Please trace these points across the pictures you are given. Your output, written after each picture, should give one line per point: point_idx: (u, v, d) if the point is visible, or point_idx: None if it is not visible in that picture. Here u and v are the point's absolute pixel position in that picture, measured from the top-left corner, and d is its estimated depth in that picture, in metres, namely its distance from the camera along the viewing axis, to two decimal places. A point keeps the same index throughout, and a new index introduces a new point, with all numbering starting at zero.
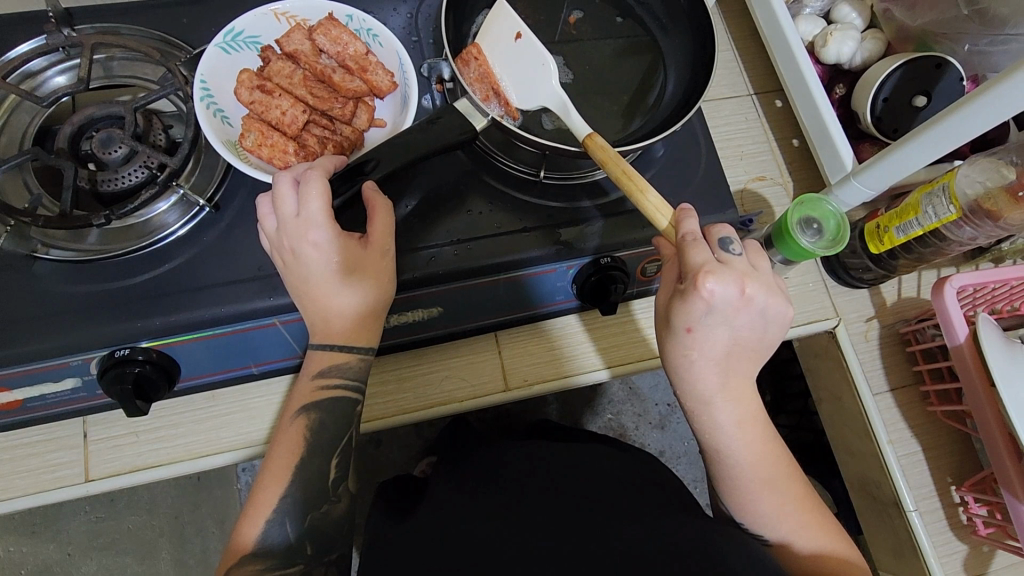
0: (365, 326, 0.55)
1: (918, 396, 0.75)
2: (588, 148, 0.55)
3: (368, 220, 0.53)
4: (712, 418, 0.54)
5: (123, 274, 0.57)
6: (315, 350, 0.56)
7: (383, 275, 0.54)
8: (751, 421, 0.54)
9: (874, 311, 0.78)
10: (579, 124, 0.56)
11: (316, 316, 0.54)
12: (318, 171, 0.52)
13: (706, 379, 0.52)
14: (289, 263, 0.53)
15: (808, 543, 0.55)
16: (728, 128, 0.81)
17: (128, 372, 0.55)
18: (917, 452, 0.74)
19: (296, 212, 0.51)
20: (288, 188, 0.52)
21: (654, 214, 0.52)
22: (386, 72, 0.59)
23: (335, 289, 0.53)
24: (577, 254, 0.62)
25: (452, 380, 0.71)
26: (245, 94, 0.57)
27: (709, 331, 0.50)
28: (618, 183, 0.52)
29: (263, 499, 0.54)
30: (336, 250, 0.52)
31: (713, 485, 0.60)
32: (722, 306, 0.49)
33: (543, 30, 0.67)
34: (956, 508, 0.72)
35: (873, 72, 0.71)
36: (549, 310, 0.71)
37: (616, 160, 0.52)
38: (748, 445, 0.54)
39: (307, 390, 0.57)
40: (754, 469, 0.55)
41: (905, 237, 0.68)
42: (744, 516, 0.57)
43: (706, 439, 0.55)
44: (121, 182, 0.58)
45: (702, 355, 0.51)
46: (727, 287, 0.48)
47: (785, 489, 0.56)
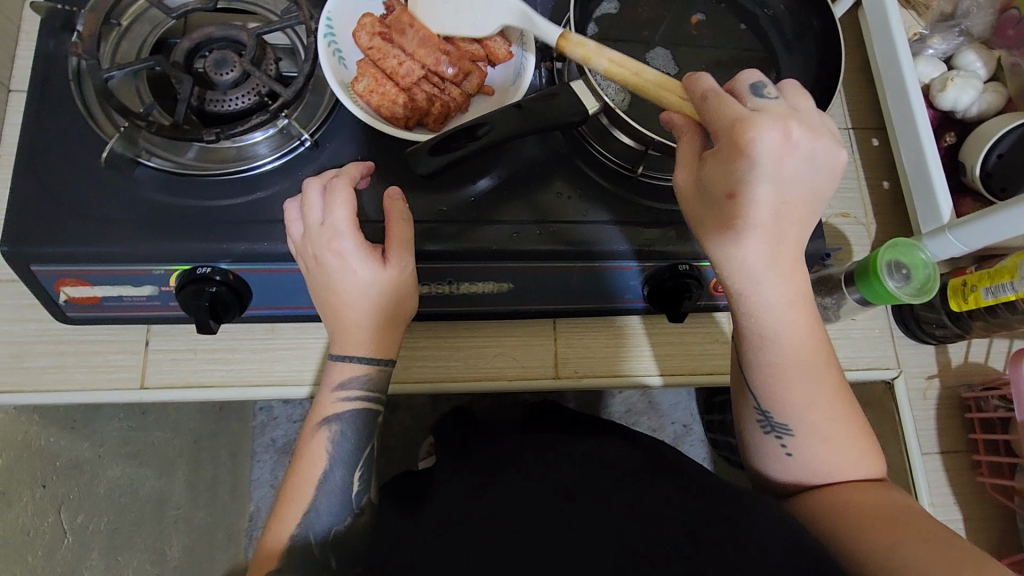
0: (380, 326, 0.57)
1: (968, 464, 0.73)
2: (565, 50, 0.53)
3: (388, 230, 0.55)
4: (749, 296, 0.51)
5: (217, 195, 0.58)
6: (336, 362, 0.58)
7: (405, 285, 0.56)
8: (798, 302, 0.52)
9: (936, 370, 0.75)
10: (548, 29, 0.54)
11: (337, 323, 0.57)
12: (345, 179, 0.55)
13: (750, 254, 0.49)
14: (313, 270, 0.54)
15: (834, 427, 0.55)
16: None
17: (205, 290, 0.56)
18: (957, 521, 0.72)
19: (318, 224, 0.53)
20: (317, 195, 0.54)
21: (660, 92, 0.51)
22: (505, 41, 0.59)
23: (362, 301, 0.55)
24: (657, 256, 0.62)
25: (503, 357, 0.71)
26: (364, 38, 0.57)
27: (755, 189, 0.46)
28: (608, 74, 0.52)
29: (289, 513, 0.57)
30: (362, 264, 0.54)
31: (741, 379, 0.57)
32: (767, 162, 0.45)
33: (662, 25, 0.66)
34: None
35: (988, 126, 0.69)
36: (616, 307, 0.70)
37: (595, 51, 0.52)
38: (791, 326, 0.52)
39: (328, 401, 0.59)
40: (794, 354, 0.53)
41: (992, 300, 0.66)
42: (773, 405, 0.55)
43: (744, 321, 0.53)
44: (228, 106, 0.59)
45: (748, 223, 0.48)
46: (771, 134, 0.45)
47: (820, 384, 0.54)
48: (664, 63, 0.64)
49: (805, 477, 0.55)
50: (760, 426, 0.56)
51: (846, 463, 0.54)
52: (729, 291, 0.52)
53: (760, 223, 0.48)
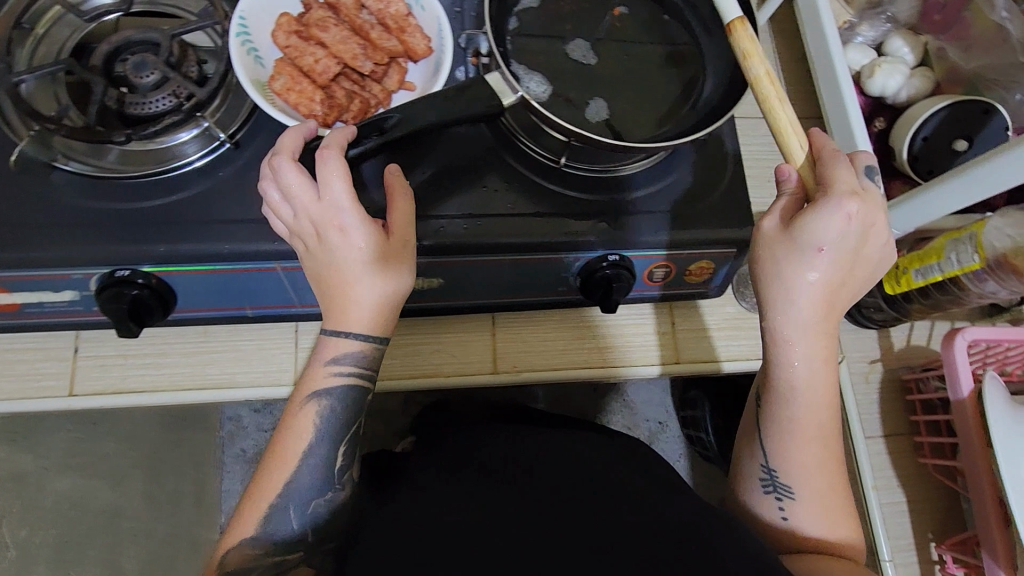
0: (379, 306, 0.53)
1: (911, 447, 0.73)
2: (733, 33, 0.51)
3: (390, 202, 0.53)
4: (792, 345, 0.51)
5: (136, 197, 0.57)
6: (326, 337, 0.54)
7: (404, 259, 0.53)
8: (832, 366, 0.52)
9: (878, 354, 0.76)
10: (729, 7, 0.51)
11: (331, 296, 0.53)
12: (335, 148, 0.51)
13: (811, 309, 0.50)
14: (310, 244, 0.52)
15: (836, 501, 0.54)
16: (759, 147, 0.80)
17: (126, 294, 0.56)
18: (901, 503, 0.72)
19: (318, 197, 0.51)
20: (299, 170, 0.50)
21: (785, 129, 0.50)
22: (424, 36, 0.59)
23: (359, 277, 0.52)
24: (584, 247, 0.62)
25: (442, 355, 0.71)
26: (282, 37, 0.57)
27: (839, 254, 0.49)
28: (754, 83, 0.50)
29: (267, 480, 0.54)
30: (362, 237, 0.51)
31: (756, 428, 0.56)
32: (855, 230, 0.48)
33: (586, 18, 0.66)
34: (932, 564, 0.71)
35: (915, 110, 0.69)
36: (551, 300, 0.70)
37: (762, 58, 0.49)
38: (820, 386, 0.52)
39: (320, 375, 0.55)
40: (821, 412, 0.53)
41: (923, 281, 0.66)
42: (780, 464, 0.54)
43: (777, 368, 0.52)
44: (149, 108, 0.59)
45: (818, 280, 0.49)
46: (865, 211, 0.48)
47: (828, 451, 0.54)
48: (583, 53, 0.64)
49: (793, 542, 0.54)
50: (762, 484, 0.56)
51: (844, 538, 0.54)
52: (771, 334, 0.52)
53: (829, 283, 0.50)
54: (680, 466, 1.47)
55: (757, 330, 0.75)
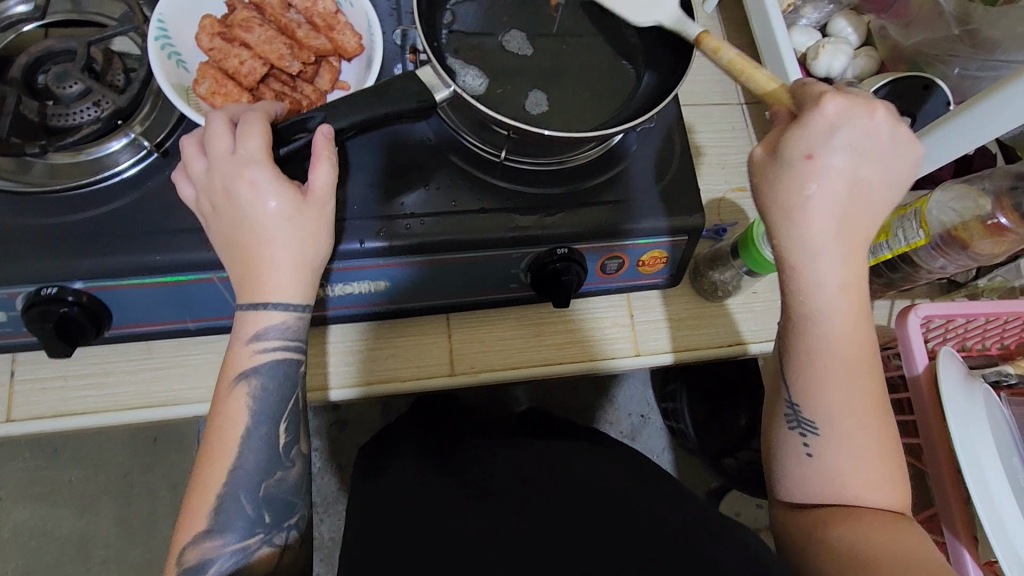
0: (298, 269, 0.52)
1: None
2: (700, 43, 0.53)
3: (311, 166, 0.51)
4: (802, 269, 0.47)
5: (61, 211, 0.55)
6: (244, 310, 0.52)
7: (322, 220, 0.53)
8: (852, 291, 0.48)
9: None
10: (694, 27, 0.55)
11: (246, 262, 0.52)
12: (260, 112, 0.51)
13: (820, 224, 0.46)
14: (218, 204, 0.51)
15: (866, 440, 0.50)
16: (713, 137, 0.80)
17: (54, 310, 0.53)
18: None
19: (231, 150, 0.50)
20: (225, 127, 0.50)
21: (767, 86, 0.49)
22: (354, 33, 0.57)
23: (274, 237, 0.51)
24: (532, 241, 0.61)
25: (398, 359, 0.69)
26: (204, 40, 0.55)
27: (835, 161, 0.45)
28: (728, 66, 0.50)
29: (211, 474, 0.51)
30: (274, 193, 0.51)
31: (777, 368, 0.53)
32: (849, 132, 0.45)
33: (523, 9, 0.64)
34: None
35: (859, 90, 0.68)
36: (506, 298, 0.69)
37: (733, 47, 0.51)
38: (847, 311, 0.48)
39: (245, 355, 0.53)
40: (845, 342, 0.49)
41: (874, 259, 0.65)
42: (806, 403, 0.51)
43: (796, 300, 0.49)
44: (72, 119, 0.57)
45: (820, 190, 0.45)
46: (854, 111, 0.45)
47: (861, 383, 0.50)
48: (519, 44, 0.63)
49: (824, 488, 0.51)
50: (784, 420, 0.52)
51: (877, 485, 0.50)
52: (786, 262, 0.48)
53: (835, 194, 0.46)
54: (664, 459, 1.47)
55: (718, 317, 0.74)
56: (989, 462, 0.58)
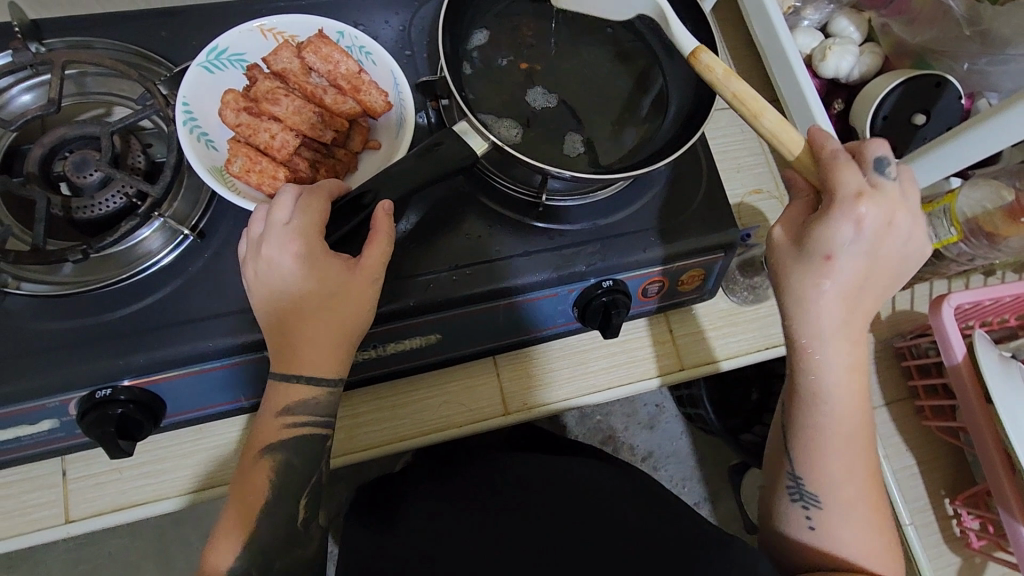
0: (333, 349, 0.50)
1: (913, 410, 0.76)
2: (697, 62, 0.50)
3: (368, 242, 0.50)
4: (811, 350, 0.50)
5: (103, 307, 0.54)
6: (277, 381, 0.50)
7: (365, 302, 0.50)
8: (856, 374, 0.52)
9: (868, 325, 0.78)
10: (686, 37, 0.51)
11: (282, 335, 0.50)
12: (325, 189, 0.50)
13: (826, 314, 0.49)
14: (262, 272, 0.49)
15: (863, 517, 0.53)
16: (725, 141, 0.81)
17: (110, 414, 0.52)
18: (912, 467, 0.75)
19: (287, 221, 0.49)
20: (290, 197, 0.50)
21: (774, 135, 0.48)
22: (380, 92, 0.56)
23: (319, 313, 0.49)
24: (578, 278, 0.62)
25: (449, 405, 0.70)
26: (230, 116, 0.53)
27: (851, 260, 0.48)
28: (731, 103, 0.49)
29: (241, 556, 0.49)
30: (323, 268, 0.49)
31: (780, 443, 0.56)
32: (869, 236, 0.47)
33: (537, 45, 0.64)
34: (949, 520, 0.73)
35: (872, 88, 0.70)
36: (549, 333, 0.70)
37: (738, 78, 0.49)
38: (847, 395, 0.51)
39: (272, 428, 0.51)
40: (844, 423, 0.52)
41: None
42: (810, 476, 0.53)
43: (803, 379, 0.52)
44: (98, 210, 0.55)
45: (833, 287, 0.49)
46: (879, 213, 0.47)
47: (860, 460, 0.53)
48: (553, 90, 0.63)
49: (826, 560, 0.53)
50: (788, 493, 0.55)
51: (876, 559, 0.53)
52: (792, 345, 0.51)
53: (843, 289, 0.49)
54: (685, 445, 1.49)
55: (752, 322, 0.75)
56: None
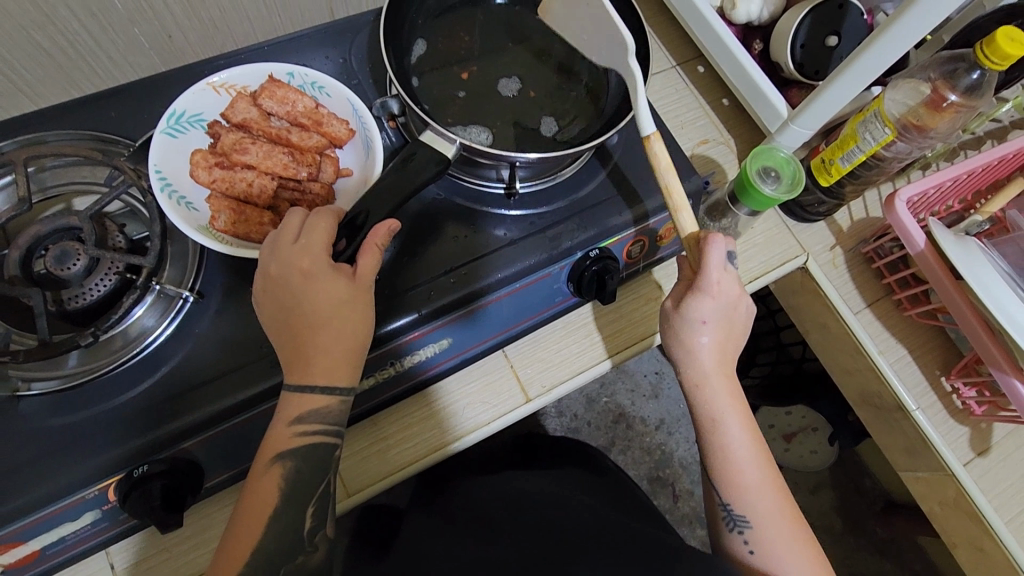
0: (343, 356, 0.51)
1: (892, 306, 0.82)
2: (649, 146, 0.57)
3: (364, 253, 0.52)
4: (702, 386, 0.62)
5: (119, 389, 0.54)
6: (290, 393, 0.51)
7: (366, 315, 0.52)
8: (738, 403, 0.63)
9: (834, 239, 0.84)
10: (644, 119, 0.57)
11: (295, 348, 0.51)
12: (333, 211, 0.53)
13: (703, 358, 0.61)
14: (272, 291, 0.51)
15: (787, 527, 0.60)
16: (665, 102, 0.86)
17: (153, 489, 0.51)
18: (905, 356, 0.80)
19: (295, 239, 0.51)
20: (298, 219, 0.52)
21: (685, 228, 0.59)
22: (341, 121, 0.58)
23: (329, 325, 0.50)
24: (566, 254, 0.65)
25: (474, 406, 0.71)
26: (204, 175, 0.55)
27: (715, 318, 0.60)
28: (666, 193, 0.58)
29: None
30: (328, 283, 0.50)
31: (706, 478, 0.64)
32: (722, 303, 0.60)
33: (473, 49, 0.68)
34: (950, 396, 0.78)
35: (784, 24, 0.76)
36: (551, 312, 0.73)
37: (673, 173, 0.57)
38: (739, 418, 0.62)
39: (282, 437, 0.51)
40: (743, 443, 0.61)
41: (850, 165, 0.73)
42: (732, 497, 0.61)
43: (701, 411, 0.62)
44: (90, 296, 0.55)
45: (704, 339, 0.61)
46: (727, 286, 0.60)
47: (768, 477, 0.61)
48: (511, 85, 0.67)
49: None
50: (724, 522, 0.61)
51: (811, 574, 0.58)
52: (686, 384, 0.63)
53: (716, 339, 0.61)
54: None
55: None
56: (998, 291, 0.66)
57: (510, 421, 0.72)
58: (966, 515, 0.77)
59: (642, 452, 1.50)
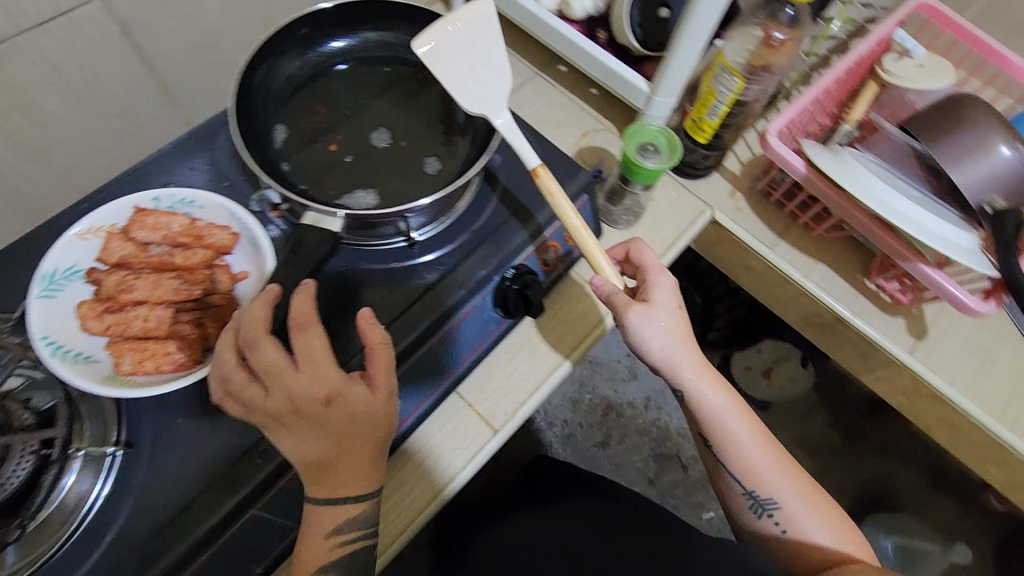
0: (369, 460, 0.54)
1: (801, 229, 0.86)
2: (540, 177, 0.61)
3: (370, 357, 0.52)
4: (692, 386, 0.64)
5: (71, 567, 0.51)
6: (319, 506, 0.52)
7: (384, 418, 0.54)
8: (734, 397, 0.65)
9: (731, 185, 0.89)
10: (528, 155, 0.61)
11: (318, 467, 0.52)
12: (266, 300, 0.52)
13: (683, 361, 0.64)
14: (284, 419, 0.50)
15: (812, 503, 0.62)
16: (539, 109, 0.89)
17: None
18: (828, 271, 0.84)
19: (292, 363, 0.50)
20: (289, 338, 0.51)
21: (598, 257, 0.64)
22: (223, 229, 0.57)
23: (353, 436, 0.52)
24: (482, 281, 0.66)
25: (446, 456, 0.70)
26: (95, 325, 0.53)
27: (678, 323, 0.64)
28: (565, 219, 0.62)
29: None
30: (346, 398, 0.51)
31: (720, 472, 0.66)
32: (677, 310, 0.65)
33: (335, 117, 0.68)
34: (877, 293, 0.83)
35: (617, 8, 0.80)
36: (487, 344, 0.71)
37: (565, 198, 0.61)
38: (735, 409, 0.65)
39: (315, 550, 0.53)
40: (748, 431, 0.64)
41: (718, 118, 0.77)
42: (753, 483, 0.63)
43: (698, 409, 0.65)
44: (8, 485, 0.51)
45: (678, 342, 0.64)
46: (672, 294, 0.65)
47: (780, 458, 0.64)
48: (381, 139, 0.67)
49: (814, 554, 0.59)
50: (752, 510, 0.63)
51: (841, 534, 0.60)
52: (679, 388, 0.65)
53: (687, 340, 0.64)
54: None
55: (647, 235, 0.83)
56: (887, 198, 0.70)
57: (485, 458, 0.70)
58: (929, 397, 0.81)
59: (640, 435, 1.51)
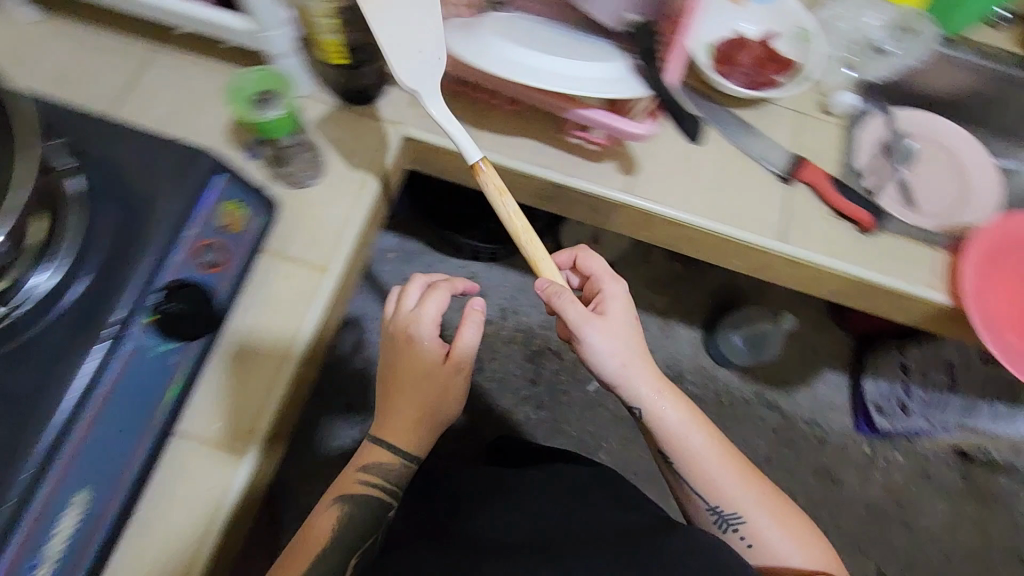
0: (405, 425, 0.74)
1: (494, 112, 0.83)
2: (479, 175, 0.66)
3: (467, 321, 0.72)
4: (622, 379, 0.70)
5: None
6: (376, 441, 0.74)
7: (452, 387, 0.74)
8: (702, 425, 0.72)
9: (411, 93, 0.82)
10: (438, 111, 0.64)
11: (383, 399, 0.74)
12: (434, 287, 0.75)
13: (606, 358, 0.70)
14: (401, 348, 0.73)
15: (801, 546, 0.67)
16: (181, 93, 0.80)
17: None
18: (533, 143, 0.82)
19: (419, 311, 0.73)
20: (415, 290, 0.75)
21: (540, 263, 0.69)
22: None
23: (427, 378, 0.72)
24: (115, 327, 0.57)
25: (191, 508, 0.63)
26: None
27: (610, 330, 0.70)
28: (512, 237, 0.68)
29: None
30: (466, 338, 0.73)
31: (687, 488, 0.72)
32: (628, 336, 0.71)
33: None
34: (583, 148, 0.83)
35: None
36: (182, 379, 0.64)
37: (514, 201, 0.67)
38: (682, 412, 0.72)
39: (348, 481, 0.74)
40: (712, 449, 0.71)
41: (337, 35, 0.69)
42: (731, 505, 0.69)
43: (624, 395, 0.72)
44: None
45: (595, 329, 0.69)
46: (624, 317, 0.72)
47: (760, 491, 0.70)
48: None
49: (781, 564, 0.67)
50: (717, 525, 0.70)
51: (809, 548, 0.67)
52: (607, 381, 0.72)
53: (616, 341, 0.70)
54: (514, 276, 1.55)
55: (338, 184, 0.77)
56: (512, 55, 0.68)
57: (243, 489, 0.64)
58: (661, 224, 0.85)
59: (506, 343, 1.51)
